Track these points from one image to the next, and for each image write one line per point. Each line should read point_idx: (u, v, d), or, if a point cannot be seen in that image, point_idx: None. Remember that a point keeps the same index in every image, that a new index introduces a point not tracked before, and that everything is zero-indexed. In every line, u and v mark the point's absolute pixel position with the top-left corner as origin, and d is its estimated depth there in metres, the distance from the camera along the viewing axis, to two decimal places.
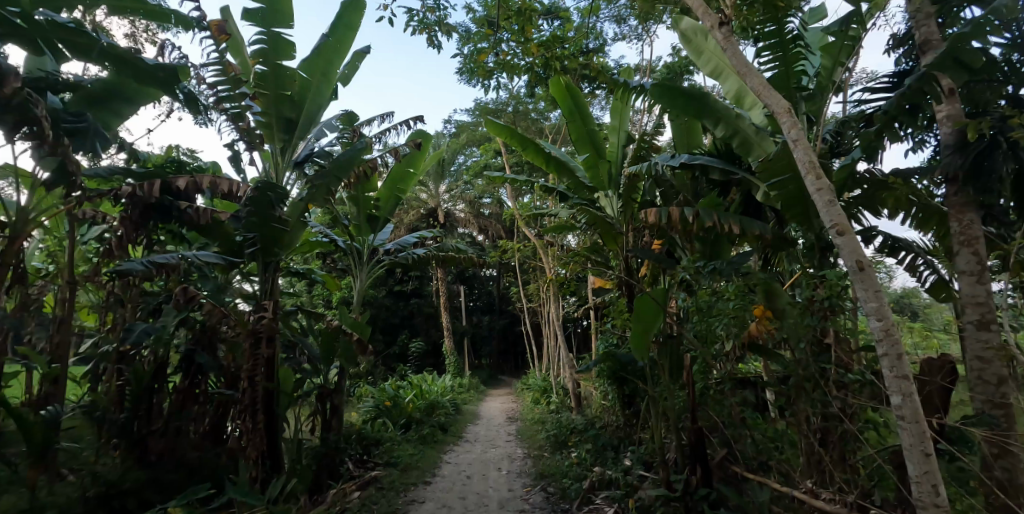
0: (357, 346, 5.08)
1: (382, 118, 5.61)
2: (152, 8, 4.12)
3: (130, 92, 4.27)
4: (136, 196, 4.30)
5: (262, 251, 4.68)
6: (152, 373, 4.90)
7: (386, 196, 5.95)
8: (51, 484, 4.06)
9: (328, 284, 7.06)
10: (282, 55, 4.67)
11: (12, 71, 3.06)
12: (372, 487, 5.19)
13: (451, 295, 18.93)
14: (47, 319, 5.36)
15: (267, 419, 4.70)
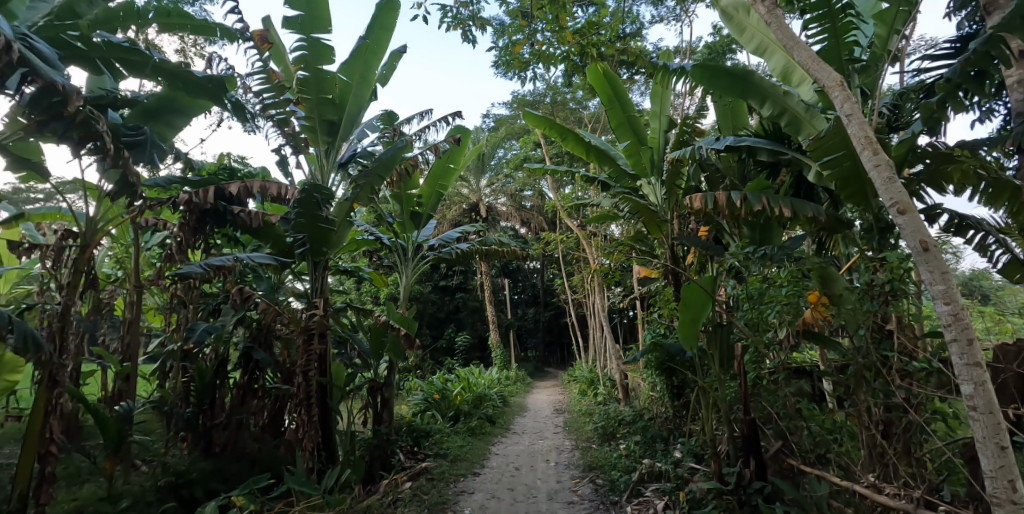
0: (405, 340, 5.16)
1: (422, 115, 5.64)
2: (199, 23, 4.29)
3: (183, 105, 4.45)
4: (193, 203, 4.46)
5: (312, 251, 4.79)
6: (214, 370, 5.14)
7: (428, 193, 5.95)
8: (126, 474, 4.33)
9: (376, 281, 7.23)
10: (322, 60, 4.77)
11: (76, 90, 3.02)
12: (423, 478, 5.27)
13: (495, 289, 19.08)
14: (119, 321, 5.72)
15: (321, 413, 4.84)
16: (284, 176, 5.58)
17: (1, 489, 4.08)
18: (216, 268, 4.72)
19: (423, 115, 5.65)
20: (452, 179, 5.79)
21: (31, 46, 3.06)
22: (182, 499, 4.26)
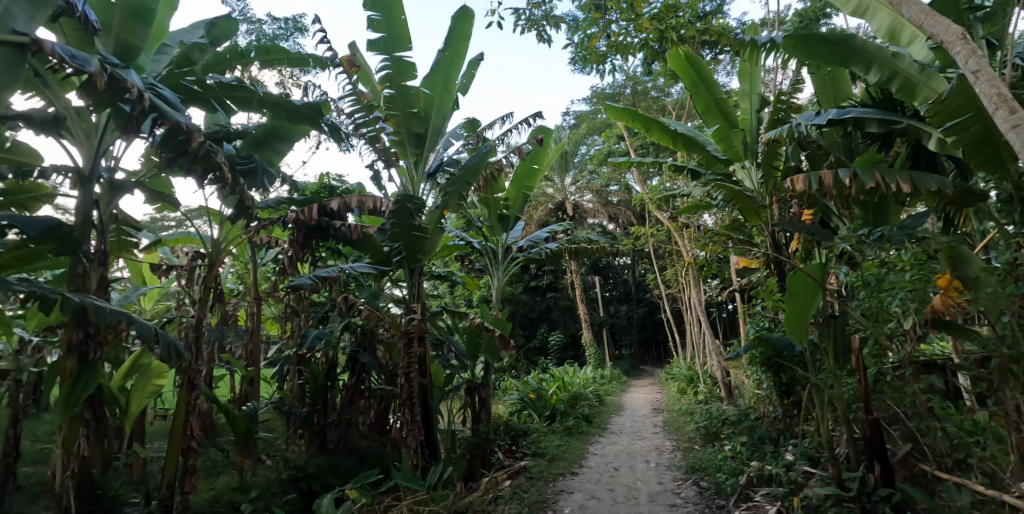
0: (499, 341, 5.23)
1: (503, 119, 5.70)
2: (293, 56, 4.62)
3: (285, 132, 4.77)
4: (300, 220, 4.78)
5: (408, 258, 4.98)
6: (324, 373, 5.50)
7: (515, 195, 6.01)
8: (253, 469, 4.73)
9: (469, 284, 7.42)
10: (405, 76, 4.97)
11: (197, 127, 3.17)
12: (522, 476, 5.31)
13: (586, 288, 18.91)
14: (243, 330, 6.28)
15: (423, 412, 5.02)
16: (377, 190, 5.86)
17: (154, 479, 4.61)
18: (323, 279, 5.04)
19: (504, 119, 5.68)
20: (537, 179, 5.80)
21: (158, 94, 3.27)
22: (303, 491, 4.59)
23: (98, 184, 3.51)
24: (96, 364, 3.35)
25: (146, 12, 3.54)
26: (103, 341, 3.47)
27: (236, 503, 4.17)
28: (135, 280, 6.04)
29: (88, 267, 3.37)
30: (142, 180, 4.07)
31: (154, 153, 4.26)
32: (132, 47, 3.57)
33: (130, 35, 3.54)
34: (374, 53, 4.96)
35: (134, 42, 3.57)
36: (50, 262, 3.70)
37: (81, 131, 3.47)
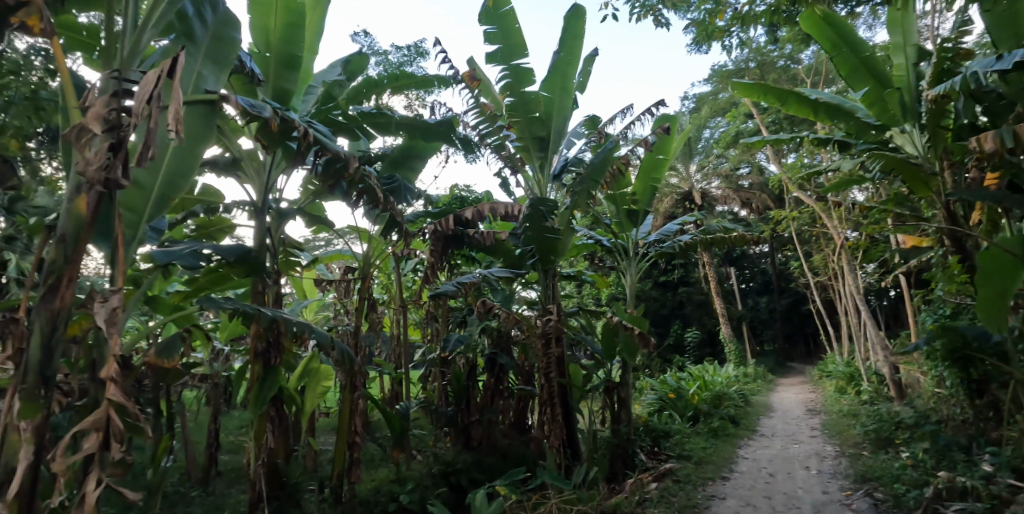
0: (640, 339, 5.07)
1: (624, 111, 5.53)
2: (420, 79, 4.91)
3: (420, 150, 5.07)
4: (438, 230, 5.02)
5: (541, 260, 5.04)
6: (466, 374, 5.77)
7: (642, 188, 5.73)
8: (408, 463, 5.06)
9: (599, 283, 7.37)
10: (525, 83, 5.05)
11: (352, 154, 3.36)
12: (668, 479, 5.12)
13: (721, 280, 17.88)
14: (390, 336, 6.77)
15: (563, 412, 5.07)
16: (507, 196, 6.06)
17: (325, 470, 5.12)
18: (466, 284, 5.36)
19: (625, 111, 5.50)
20: (665, 170, 5.56)
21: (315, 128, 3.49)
22: (453, 485, 4.82)
23: (268, 213, 3.98)
24: (276, 369, 3.79)
25: (293, 58, 3.76)
26: (281, 347, 3.92)
27: (394, 494, 4.48)
28: (298, 294, 6.77)
29: (265, 285, 3.84)
30: (302, 207, 4.54)
31: (311, 181, 4.76)
32: (284, 92, 3.79)
33: (281, 81, 3.77)
34: (492, 65, 5.09)
35: (286, 88, 3.79)
36: (237, 283, 4.26)
37: (251, 169, 3.94)
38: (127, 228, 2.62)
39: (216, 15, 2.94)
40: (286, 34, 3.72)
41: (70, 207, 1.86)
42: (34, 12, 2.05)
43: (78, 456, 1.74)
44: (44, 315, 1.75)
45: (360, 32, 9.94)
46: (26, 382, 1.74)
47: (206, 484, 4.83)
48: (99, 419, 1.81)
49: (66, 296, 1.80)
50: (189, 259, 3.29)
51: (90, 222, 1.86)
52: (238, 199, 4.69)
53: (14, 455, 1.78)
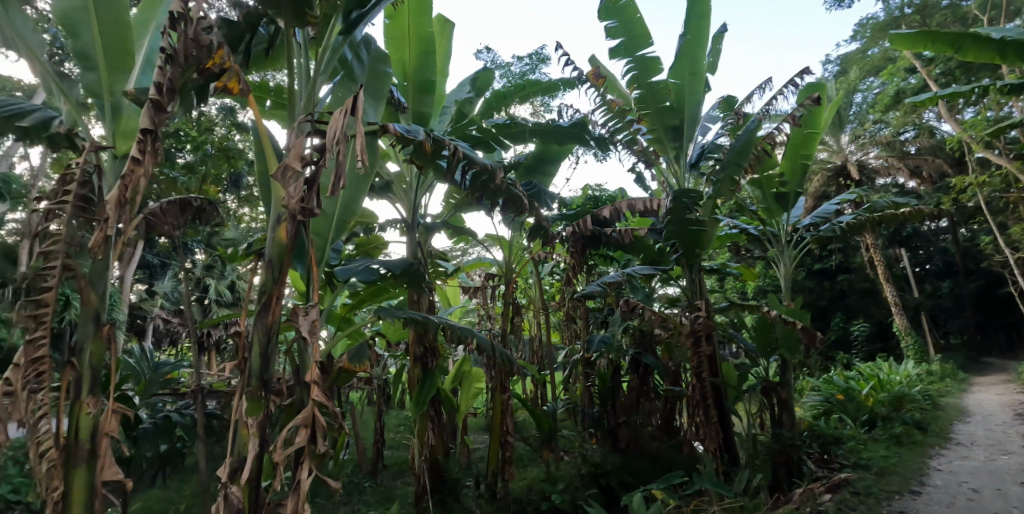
0: (804, 335, 4.75)
1: (762, 86, 5.09)
2: (544, 85, 4.91)
3: (553, 154, 5.15)
4: (576, 232, 5.07)
5: (686, 255, 4.87)
6: (610, 374, 5.73)
7: (791, 168, 5.22)
8: (558, 463, 5.14)
9: (746, 275, 6.92)
10: (651, 72, 4.78)
11: (499, 164, 3.56)
12: (844, 490, 4.62)
13: (890, 265, 15.85)
14: (531, 338, 6.93)
15: (719, 413, 4.86)
16: (644, 191, 5.95)
17: (479, 467, 5.38)
18: (612, 284, 5.36)
19: (764, 86, 5.07)
20: (817, 145, 5.05)
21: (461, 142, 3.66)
22: (603, 487, 4.79)
23: (418, 229, 4.30)
24: (433, 371, 4.05)
25: (428, 83, 4.00)
26: (436, 352, 4.19)
27: (547, 492, 4.55)
28: (443, 303, 7.05)
29: (420, 294, 4.11)
30: (446, 219, 4.83)
31: (452, 194, 5.04)
32: (424, 116, 4.05)
33: (420, 106, 4.03)
34: (615, 59, 4.88)
35: (425, 111, 4.05)
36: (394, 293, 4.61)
37: (402, 190, 4.29)
38: (318, 252, 3.03)
39: (370, 54, 3.31)
40: (420, 61, 3.95)
41: (274, 234, 2.17)
42: (233, 74, 2.41)
43: (295, 446, 2.03)
44: (260, 329, 2.09)
45: (483, 49, 10.35)
46: (250, 385, 2.07)
47: (376, 477, 5.29)
48: (308, 416, 2.10)
49: (277, 310, 2.12)
50: (365, 272, 3.62)
51: (290, 245, 2.16)
52: (390, 219, 5.12)
53: (243, 445, 2.09)
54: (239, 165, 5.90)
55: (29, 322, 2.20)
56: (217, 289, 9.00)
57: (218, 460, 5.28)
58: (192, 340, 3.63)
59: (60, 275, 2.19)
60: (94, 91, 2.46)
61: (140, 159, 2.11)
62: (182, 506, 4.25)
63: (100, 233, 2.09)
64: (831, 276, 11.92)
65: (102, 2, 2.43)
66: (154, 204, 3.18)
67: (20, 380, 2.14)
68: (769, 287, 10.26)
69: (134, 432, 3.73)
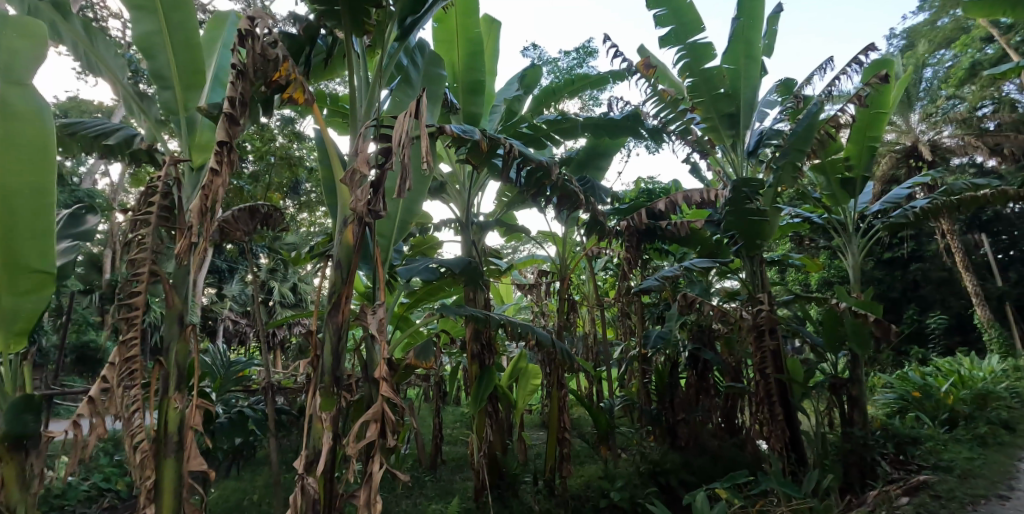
0: (877, 328, 4.50)
1: (823, 67, 4.87)
2: (594, 78, 4.86)
3: (604, 147, 5.09)
4: (631, 226, 4.94)
5: (747, 246, 4.72)
6: (668, 371, 5.60)
7: (857, 151, 4.96)
8: (616, 460, 5.10)
9: (810, 266, 6.65)
10: (705, 59, 4.64)
11: (554, 160, 3.55)
12: (923, 494, 4.36)
13: (969, 251, 14.81)
14: (585, 334, 6.88)
15: (784, 412, 4.69)
16: (699, 181, 5.83)
17: (537, 463, 5.39)
18: (669, 277, 5.26)
19: (825, 67, 4.85)
20: (886, 125, 4.78)
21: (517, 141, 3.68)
22: (663, 486, 4.71)
23: (472, 228, 4.34)
24: (491, 368, 4.10)
25: (478, 83, 4.04)
26: (493, 349, 4.24)
27: (605, 490, 4.50)
28: (496, 300, 7.10)
29: (476, 292, 4.16)
30: (498, 217, 4.86)
31: (505, 192, 5.08)
32: (475, 115, 4.09)
33: (471, 106, 4.06)
34: (666, 48, 4.76)
35: (476, 111, 4.08)
36: (450, 292, 4.68)
37: (455, 190, 4.35)
38: (382, 252, 3.11)
39: (424, 58, 3.39)
40: (469, 61, 4.00)
41: (341, 237, 2.27)
42: (298, 86, 2.49)
43: (366, 440, 2.10)
44: (332, 326, 2.20)
45: (529, 46, 10.35)
46: (323, 381, 2.17)
47: (435, 471, 5.39)
48: (377, 412, 2.17)
49: (347, 309, 2.22)
50: (426, 272, 3.69)
51: (357, 247, 2.25)
52: (444, 218, 5.22)
53: (317, 438, 2.18)
54: (299, 171, 6.14)
55: (122, 323, 2.37)
56: (280, 291, 9.39)
57: (286, 453, 5.52)
58: (261, 339, 3.73)
59: (147, 279, 2.34)
60: (170, 108, 2.61)
61: (218, 170, 2.23)
62: (256, 496, 4.47)
63: (184, 240, 2.23)
64: (902, 266, 11.26)
65: (174, 25, 2.58)
66: (226, 212, 3.37)
67: (115, 377, 2.30)
68: (834, 279, 9.80)
69: (212, 426, 3.94)
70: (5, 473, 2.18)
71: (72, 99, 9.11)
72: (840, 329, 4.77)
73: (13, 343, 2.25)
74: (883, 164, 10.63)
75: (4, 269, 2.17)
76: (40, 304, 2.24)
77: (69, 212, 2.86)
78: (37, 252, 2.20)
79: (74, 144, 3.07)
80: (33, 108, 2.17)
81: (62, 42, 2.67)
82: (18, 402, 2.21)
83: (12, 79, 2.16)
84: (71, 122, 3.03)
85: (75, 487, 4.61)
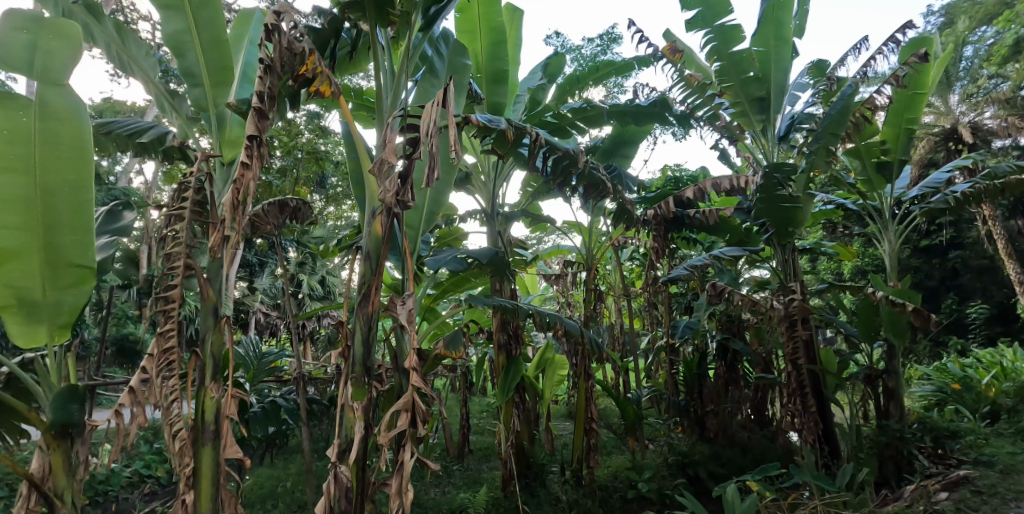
0: (915, 318, 4.27)
1: (857, 47, 4.71)
2: (619, 65, 4.78)
3: (630, 135, 5.02)
4: (659, 214, 4.85)
5: (778, 234, 4.61)
6: (697, 362, 5.52)
7: (894, 134, 4.79)
8: (643, 451, 5.07)
9: (844, 254, 6.48)
10: (733, 42, 4.52)
11: (580, 148, 3.50)
12: (964, 489, 4.19)
13: (1013, 237, 14.15)
14: (612, 324, 6.84)
15: (817, 403, 4.61)
16: (728, 167, 5.72)
17: (563, 452, 5.40)
18: (698, 266, 5.17)
19: (859, 46, 4.69)
20: (925, 106, 4.61)
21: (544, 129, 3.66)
22: (691, 477, 4.66)
23: (498, 218, 4.33)
24: (518, 359, 4.09)
25: (501, 73, 4.01)
26: (519, 340, 4.24)
27: (633, 481, 4.47)
28: (522, 292, 7.10)
29: (502, 283, 4.18)
30: (524, 208, 4.83)
31: (529, 183, 5.06)
32: (499, 105, 4.07)
33: (494, 96, 4.05)
34: (693, 32, 4.66)
35: (500, 101, 4.06)
36: (476, 283, 4.70)
37: (480, 181, 4.34)
38: (410, 243, 3.12)
39: (449, 48, 3.39)
40: (492, 50, 3.98)
41: (370, 229, 2.29)
42: (325, 79, 2.48)
43: (398, 430, 2.12)
44: (362, 317, 2.22)
45: (553, 34, 10.26)
46: (355, 371, 2.20)
47: (463, 460, 5.44)
48: (408, 402, 2.19)
49: (376, 300, 2.24)
50: (454, 262, 3.67)
51: (386, 239, 2.27)
52: (470, 209, 5.23)
53: (349, 428, 2.21)
54: (326, 165, 6.22)
55: (159, 315, 2.42)
56: (309, 284, 9.56)
57: (318, 442, 5.65)
58: (292, 331, 3.73)
59: (182, 273, 2.39)
60: (201, 105, 2.65)
61: (248, 164, 2.25)
62: (289, 483, 4.58)
63: (217, 234, 2.27)
64: (941, 253, 10.86)
65: (202, 23, 2.62)
66: (257, 206, 3.41)
67: (154, 368, 2.36)
68: (868, 267, 9.52)
69: (247, 415, 4.06)
70: (53, 458, 2.26)
71: (107, 99, 9.37)
72: (876, 318, 4.66)
73: (57, 336, 2.31)
74: (920, 148, 10.24)
75: (46, 264, 2.24)
76: (81, 298, 2.31)
77: (107, 209, 2.94)
78: (77, 247, 2.27)
79: (109, 144, 3.15)
80: (70, 107, 2.22)
81: (95, 43, 2.74)
82: (63, 392, 2.29)
83: (51, 80, 2.22)
84: (107, 121, 3.11)
85: (118, 473, 4.78)
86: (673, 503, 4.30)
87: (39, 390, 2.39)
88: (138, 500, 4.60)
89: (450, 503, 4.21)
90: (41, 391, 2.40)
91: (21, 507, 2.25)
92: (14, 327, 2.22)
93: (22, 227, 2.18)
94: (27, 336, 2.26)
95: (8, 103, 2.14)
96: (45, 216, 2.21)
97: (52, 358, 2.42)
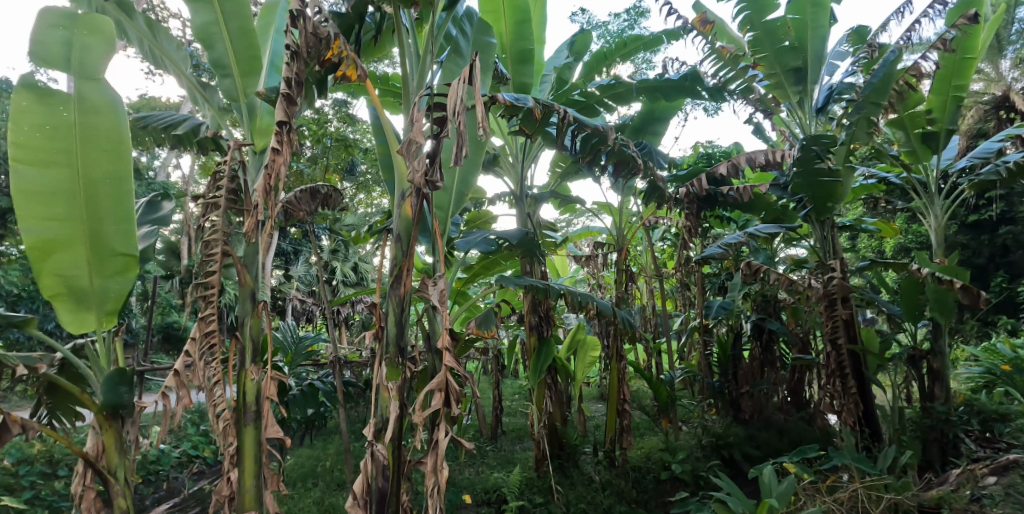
0: (964, 295, 4.09)
1: (901, 11, 4.48)
2: (647, 40, 4.65)
3: (661, 111, 4.91)
4: (692, 193, 4.72)
5: (817, 209, 4.47)
6: (731, 342, 5.43)
7: (940, 102, 4.55)
8: (677, 432, 5.02)
9: (886, 231, 6.24)
10: (767, 10, 4.34)
11: (608, 124, 3.37)
12: (1014, 473, 3.99)
13: None
14: (644, 306, 6.75)
15: (857, 383, 4.49)
16: (763, 142, 5.56)
17: (595, 433, 5.39)
18: (733, 244, 5.00)
19: (903, 10, 4.47)
20: (974, 72, 4.38)
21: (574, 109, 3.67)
22: (726, 459, 4.61)
23: (526, 200, 4.32)
24: (549, 339, 4.08)
25: (526, 52, 3.96)
26: (550, 321, 4.22)
27: (667, 462, 4.44)
28: (552, 274, 7.06)
29: (532, 265, 4.17)
30: (553, 189, 4.78)
31: (558, 163, 5.01)
32: (525, 85, 4.03)
33: (521, 76, 4.00)
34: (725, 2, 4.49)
35: (525, 81, 4.02)
36: (505, 265, 4.72)
37: (508, 162, 4.31)
38: (440, 225, 3.12)
39: (472, 26, 3.35)
40: (517, 30, 3.92)
41: (401, 211, 2.30)
42: (351, 63, 2.48)
43: (430, 410, 2.13)
44: (395, 300, 2.24)
45: (578, 10, 10.03)
46: (388, 352, 2.22)
47: (496, 441, 5.48)
48: (441, 381, 2.20)
49: (408, 282, 2.25)
50: (485, 243, 3.65)
51: (415, 220, 2.28)
52: (498, 192, 5.22)
53: (385, 407, 2.24)
54: (355, 152, 6.28)
55: (199, 301, 2.48)
56: (343, 271, 9.74)
57: (355, 424, 5.80)
58: (328, 316, 3.67)
59: (220, 260, 2.44)
60: (231, 96, 2.70)
61: (279, 150, 2.27)
62: (328, 463, 4.71)
63: (251, 220, 2.30)
64: (992, 229, 10.19)
65: (229, 13, 2.64)
66: (289, 193, 3.45)
67: (196, 352, 2.42)
68: (912, 244, 9.11)
69: (286, 398, 4.19)
70: (106, 438, 2.36)
71: (142, 96, 9.62)
72: (921, 296, 4.47)
73: (105, 322, 2.39)
74: (967, 117, 9.65)
75: (92, 253, 2.32)
76: (126, 285, 2.38)
77: (146, 200, 3.00)
78: (121, 236, 2.34)
79: (146, 137, 3.22)
80: (107, 101, 2.28)
81: (130, 40, 2.80)
82: (113, 375, 2.37)
83: (87, 74, 2.26)
84: (143, 115, 3.18)
85: (168, 454, 4.98)
86: (707, 484, 4.27)
87: (91, 374, 2.47)
88: (188, 478, 4.80)
89: (484, 483, 4.28)
90: (92, 375, 2.48)
91: (78, 485, 2.36)
92: (65, 314, 2.31)
93: (69, 219, 2.26)
94: (77, 322, 2.34)
95: (50, 100, 2.23)
96: (89, 207, 2.28)
97: (101, 344, 2.49)
